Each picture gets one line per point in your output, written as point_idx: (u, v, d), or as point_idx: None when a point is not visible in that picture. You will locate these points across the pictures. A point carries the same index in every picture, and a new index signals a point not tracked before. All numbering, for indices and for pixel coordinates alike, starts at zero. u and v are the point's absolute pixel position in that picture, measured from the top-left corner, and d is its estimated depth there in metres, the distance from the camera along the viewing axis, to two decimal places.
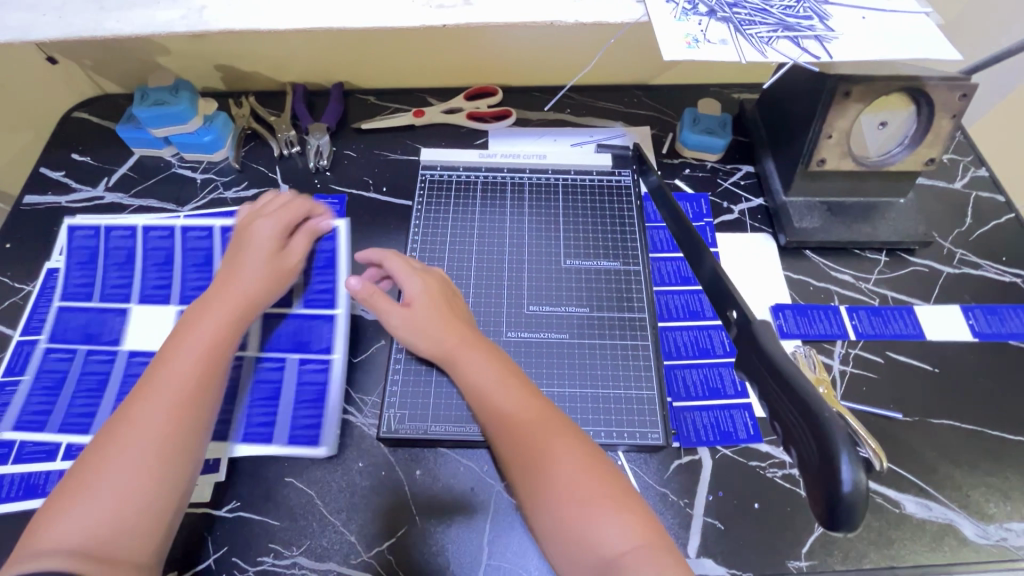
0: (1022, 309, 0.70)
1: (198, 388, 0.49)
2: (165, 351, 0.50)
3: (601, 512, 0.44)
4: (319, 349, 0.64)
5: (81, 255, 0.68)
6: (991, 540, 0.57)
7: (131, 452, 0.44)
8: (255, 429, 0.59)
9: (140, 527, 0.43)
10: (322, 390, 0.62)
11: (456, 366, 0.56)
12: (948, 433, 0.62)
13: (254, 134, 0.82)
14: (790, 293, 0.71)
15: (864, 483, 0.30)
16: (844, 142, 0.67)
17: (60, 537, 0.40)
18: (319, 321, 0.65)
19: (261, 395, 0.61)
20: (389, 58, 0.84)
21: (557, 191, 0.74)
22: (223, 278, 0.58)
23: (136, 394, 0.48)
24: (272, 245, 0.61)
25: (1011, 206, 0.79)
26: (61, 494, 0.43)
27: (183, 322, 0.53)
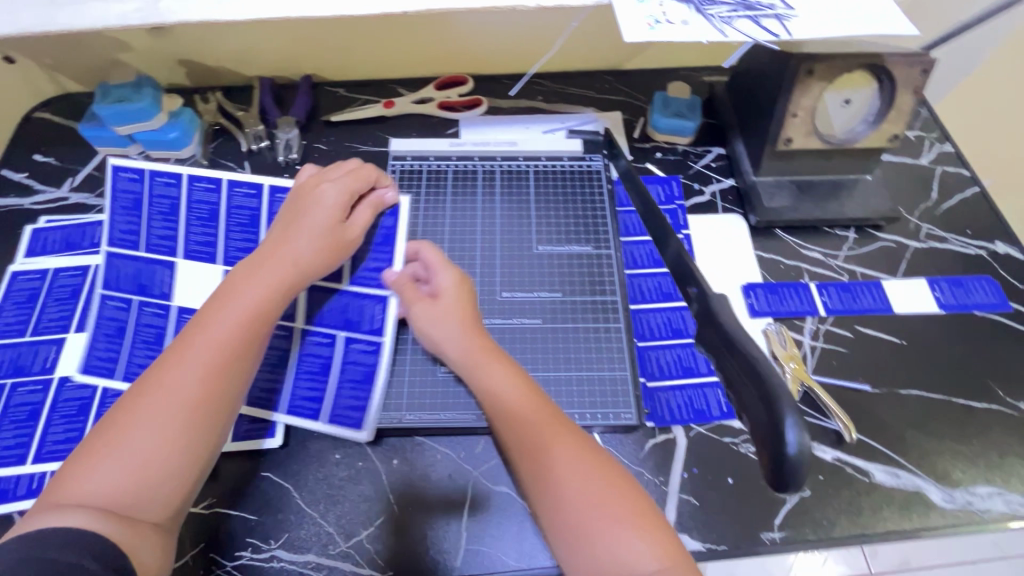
0: (985, 280, 0.72)
1: (231, 366, 0.46)
2: (203, 318, 0.47)
3: (623, 529, 0.43)
4: (366, 330, 0.61)
5: (126, 200, 0.63)
6: (957, 504, 0.58)
7: (159, 420, 0.42)
8: (299, 402, 0.59)
9: (161, 498, 0.41)
10: (370, 373, 0.60)
11: (478, 370, 0.53)
12: (915, 402, 0.64)
13: (222, 130, 0.81)
14: (761, 272, 0.72)
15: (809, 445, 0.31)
16: (809, 120, 0.68)
17: (84, 495, 0.40)
18: (369, 300, 0.62)
19: (307, 368, 0.60)
20: (357, 48, 0.83)
21: (528, 178, 0.75)
22: (275, 241, 0.54)
23: (169, 358, 0.45)
24: (334, 214, 0.57)
25: (975, 180, 0.80)
26: (88, 449, 0.42)
27: (227, 282, 0.51)
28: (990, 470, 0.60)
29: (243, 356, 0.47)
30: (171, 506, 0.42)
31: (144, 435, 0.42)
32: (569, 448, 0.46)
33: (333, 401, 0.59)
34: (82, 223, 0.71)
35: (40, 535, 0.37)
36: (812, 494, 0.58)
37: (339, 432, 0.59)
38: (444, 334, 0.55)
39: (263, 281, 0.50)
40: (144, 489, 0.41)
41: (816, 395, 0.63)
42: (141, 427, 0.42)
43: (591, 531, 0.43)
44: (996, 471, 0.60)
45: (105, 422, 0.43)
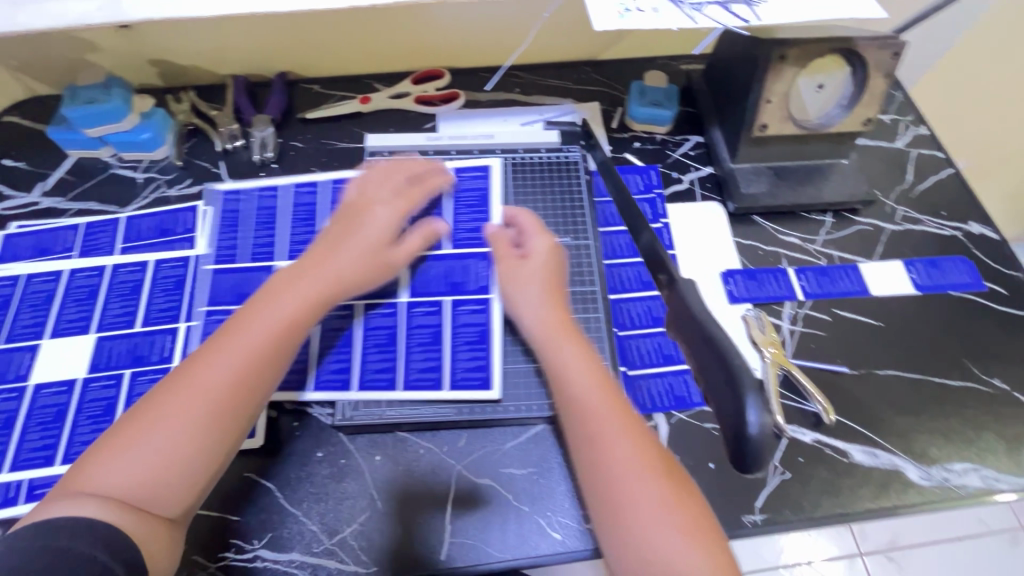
0: (960, 260, 0.73)
1: (258, 374, 0.49)
2: (235, 324, 0.51)
3: (682, 538, 0.42)
4: (475, 291, 0.65)
5: (228, 218, 0.70)
6: (934, 481, 0.59)
7: (183, 417, 0.46)
8: (417, 375, 0.61)
9: (175, 494, 0.45)
10: (484, 330, 0.63)
11: (549, 348, 0.54)
12: (891, 383, 0.64)
13: (196, 130, 0.80)
14: (739, 259, 0.73)
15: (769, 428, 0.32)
16: (784, 106, 0.68)
17: (102, 484, 0.43)
18: (472, 258, 0.66)
19: (419, 340, 0.62)
20: (331, 45, 0.82)
21: (505, 170, 0.74)
22: (324, 253, 0.58)
23: (202, 359, 0.49)
24: (379, 235, 0.61)
25: (950, 162, 0.81)
26: (107, 443, 0.45)
27: (268, 289, 0.55)
28: (965, 447, 0.61)
29: (268, 365, 0.50)
30: (183, 503, 0.46)
31: (167, 432, 0.45)
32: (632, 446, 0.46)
33: (453, 367, 0.61)
34: (54, 227, 0.70)
35: (54, 524, 0.40)
36: (792, 476, 0.59)
37: (467, 395, 0.60)
38: (525, 301, 0.58)
39: (301, 293, 0.54)
40: (161, 483, 0.44)
41: (794, 378, 0.63)
42: (163, 421, 0.45)
43: (644, 533, 0.43)
44: (971, 448, 0.61)
45: (134, 411, 0.47)
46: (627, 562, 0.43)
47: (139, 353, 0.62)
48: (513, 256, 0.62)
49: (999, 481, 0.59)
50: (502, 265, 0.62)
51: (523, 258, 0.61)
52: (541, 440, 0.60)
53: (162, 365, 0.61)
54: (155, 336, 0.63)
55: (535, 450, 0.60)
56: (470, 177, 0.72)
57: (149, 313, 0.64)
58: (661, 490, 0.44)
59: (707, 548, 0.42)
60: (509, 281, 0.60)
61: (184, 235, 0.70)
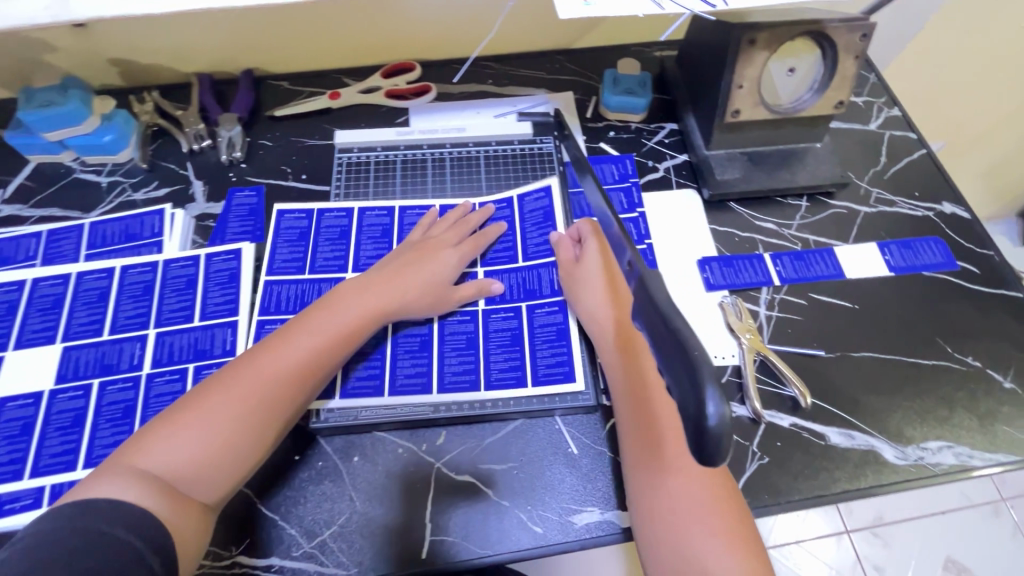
0: (933, 241, 0.73)
1: (305, 377, 0.54)
2: (299, 328, 0.56)
3: (719, 542, 0.47)
4: (548, 295, 0.66)
5: (290, 234, 0.69)
6: (909, 461, 0.60)
7: (236, 407, 0.50)
8: (499, 375, 0.61)
9: (217, 481, 0.48)
10: (563, 329, 0.64)
11: (604, 348, 0.60)
12: (866, 364, 0.65)
13: (161, 131, 0.79)
14: (716, 246, 0.73)
15: (731, 416, 0.28)
16: (755, 91, 0.68)
17: (153, 463, 0.47)
18: (544, 267, 0.68)
19: (498, 342, 0.63)
20: (296, 40, 0.80)
21: (478, 164, 0.76)
22: (388, 273, 0.62)
23: (259, 357, 0.54)
24: (443, 268, 0.64)
25: (923, 142, 0.81)
26: (171, 420, 0.50)
27: (330, 297, 0.60)
28: (939, 425, 0.62)
29: (316, 370, 0.55)
30: (220, 492, 0.49)
31: (219, 418, 0.50)
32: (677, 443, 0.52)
33: (534, 365, 0.62)
34: (15, 235, 0.68)
35: (96, 504, 0.43)
36: (770, 460, 0.59)
37: (554, 389, 0.61)
38: (583, 302, 0.62)
39: (357, 305, 0.59)
40: (206, 469, 0.48)
41: (771, 362, 0.63)
42: (214, 408, 0.50)
43: (684, 530, 0.48)
44: (945, 426, 0.62)
45: (193, 395, 0.52)
46: (659, 552, 0.48)
47: (107, 361, 0.60)
48: (574, 259, 0.65)
49: (973, 458, 0.60)
50: (564, 271, 0.65)
51: (580, 262, 0.64)
52: (521, 435, 0.60)
53: (132, 373, 0.60)
54: (124, 343, 0.61)
55: (515, 444, 0.60)
56: (534, 198, 0.72)
57: (116, 321, 0.63)
58: (702, 493, 0.49)
59: (742, 554, 0.46)
60: (569, 284, 0.64)
61: (151, 239, 0.68)
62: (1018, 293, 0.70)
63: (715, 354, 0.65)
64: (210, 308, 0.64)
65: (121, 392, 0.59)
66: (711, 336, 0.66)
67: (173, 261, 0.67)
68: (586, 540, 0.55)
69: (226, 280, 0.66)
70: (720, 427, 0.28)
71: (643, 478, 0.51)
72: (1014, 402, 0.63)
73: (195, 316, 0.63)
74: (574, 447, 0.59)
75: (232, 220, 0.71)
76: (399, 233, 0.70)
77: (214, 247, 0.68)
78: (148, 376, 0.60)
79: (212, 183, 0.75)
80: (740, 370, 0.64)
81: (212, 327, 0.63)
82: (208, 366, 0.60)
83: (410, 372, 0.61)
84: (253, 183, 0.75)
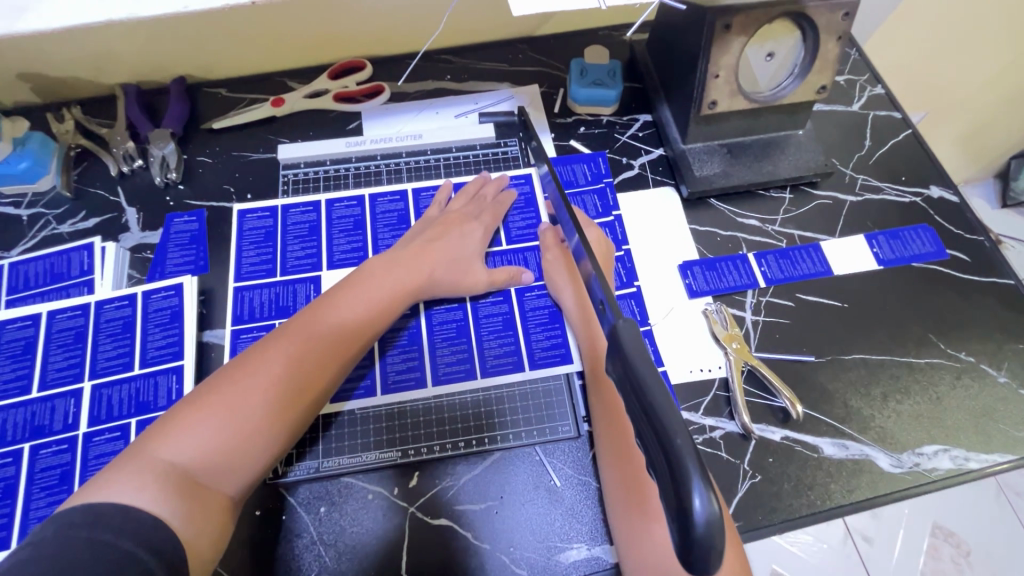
0: (921, 228, 0.70)
1: (336, 358, 0.52)
2: (329, 305, 0.54)
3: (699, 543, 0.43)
4: (536, 280, 0.65)
5: (255, 237, 0.66)
6: (906, 468, 0.57)
7: (267, 388, 0.47)
8: (494, 362, 0.60)
9: (242, 471, 0.46)
10: (555, 311, 0.63)
11: (587, 333, 0.58)
12: (858, 367, 0.62)
13: (85, 152, 0.71)
14: (697, 247, 0.68)
15: (721, 513, 0.25)
16: (732, 80, 0.62)
17: (173, 456, 0.43)
18: (530, 250, 0.67)
19: (491, 327, 0.62)
20: (229, 44, 0.72)
21: (438, 173, 0.71)
22: (413, 249, 0.60)
23: (288, 334, 0.51)
24: (468, 245, 0.63)
25: (907, 122, 0.77)
26: (194, 402, 0.46)
27: (355, 274, 0.58)
28: (935, 428, 0.59)
29: (346, 350, 0.53)
30: (241, 486, 0.46)
31: (248, 401, 0.46)
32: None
33: (529, 348, 0.61)
34: None
35: (104, 510, 0.37)
36: (762, 478, 0.56)
37: (550, 371, 0.60)
38: (565, 294, 0.61)
39: (384, 283, 0.57)
40: (233, 458, 0.45)
41: (760, 374, 0.60)
42: (244, 388, 0.46)
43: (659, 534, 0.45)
44: (940, 428, 0.59)
45: (217, 375, 0.48)
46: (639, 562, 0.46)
47: (38, 423, 0.55)
48: (557, 256, 0.64)
49: (970, 460, 0.58)
50: (546, 255, 0.64)
51: (562, 263, 0.63)
52: (500, 470, 0.56)
53: (67, 434, 0.54)
54: (56, 400, 0.56)
55: (493, 480, 0.56)
56: (515, 185, 0.71)
57: (46, 375, 0.57)
58: None
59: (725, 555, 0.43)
60: (552, 280, 0.63)
61: (81, 278, 0.62)
62: (1010, 280, 0.67)
63: (702, 367, 0.61)
64: (151, 353, 0.58)
65: (56, 456, 0.53)
66: (697, 346, 0.62)
67: (106, 302, 0.60)
68: None
69: (168, 320, 0.60)
70: (710, 526, 0.24)
71: (627, 520, 0.48)
72: (1008, 398, 0.61)
73: (134, 364, 0.58)
74: (556, 479, 0.55)
75: (172, 249, 0.65)
76: (373, 223, 0.67)
77: (153, 283, 0.62)
78: (85, 436, 0.54)
79: (147, 208, 0.68)
80: (727, 383, 0.60)
81: (154, 375, 0.57)
82: (152, 420, 0.55)
83: (376, 412, 0.58)
84: (194, 206, 0.68)
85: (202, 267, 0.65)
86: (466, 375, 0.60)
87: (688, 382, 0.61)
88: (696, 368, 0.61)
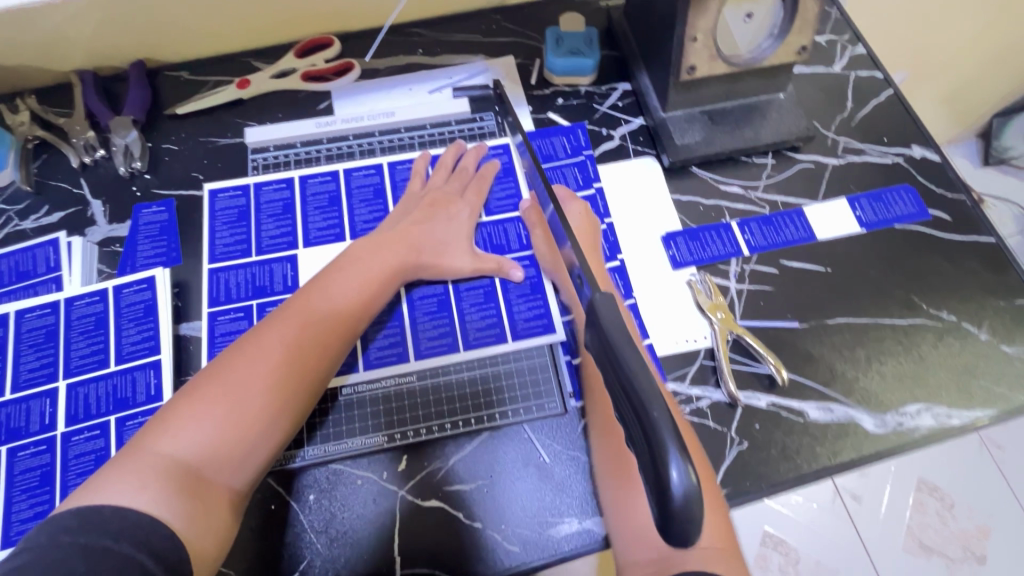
0: (903, 190, 0.70)
1: (334, 343, 0.51)
2: (319, 290, 0.52)
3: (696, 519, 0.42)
4: (517, 250, 0.64)
5: (228, 215, 0.64)
6: (889, 428, 0.58)
7: (266, 376, 0.46)
8: (476, 335, 0.60)
9: (246, 462, 0.45)
10: (537, 283, 0.62)
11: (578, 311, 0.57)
12: (842, 330, 0.62)
13: (44, 144, 0.68)
14: (680, 218, 0.68)
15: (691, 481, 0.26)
16: (711, 43, 0.60)
17: (171, 452, 0.42)
18: (509, 222, 0.65)
19: (473, 301, 0.61)
20: (188, 24, 0.68)
21: (413, 150, 0.69)
22: (401, 229, 0.59)
23: (283, 320, 0.50)
24: (456, 225, 0.62)
25: (889, 82, 0.76)
26: (191, 394, 0.45)
27: (342, 257, 0.56)
28: (918, 387, 0.60)
29: (339, 337, 0.51)
30: (245, 479, 0.45)
31: (246, 390, 0.45)
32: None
33: (512, 320, 0.60)
34: None
35: (101, 514, 0.37)
36: (749, 445, 0.57)
37: (534, 342, 0.60)
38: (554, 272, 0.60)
39: (374, 266, 0.56)
40: (235, 449, 0.44)
41: (745, 342, 0.60)
42: (242, 378, 0.46)
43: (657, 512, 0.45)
44: (922, 387, 0.60)
45: (211, 367, 0.47)
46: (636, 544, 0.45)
47: (14, 425, 0.54)
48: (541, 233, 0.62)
49: (952, 417, 0.59)
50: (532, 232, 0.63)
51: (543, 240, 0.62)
52: (489, 450, 0.56)
53: (44, 435, 0.53)
54: (30, 402, 0.55)
55: (481, 460, 0.55)
56: (492, 155, 0.69)
57: (18, 376, 0.56)
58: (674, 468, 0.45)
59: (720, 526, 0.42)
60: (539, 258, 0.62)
61: (48, 275, 0.60)
62: (991, 237, 0.67)
63: (687, 338, 0.61)
64: (126, 349, 0.57)
65: (34, 457, 0.53)
66: (682, 317, 0.62)
67: (75, 299, 0.59)
68: (565, 553, 0.52)
69: (141, 315, 0.58)
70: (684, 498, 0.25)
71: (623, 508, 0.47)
72: (989, 355, 0.61)
73: (110, 361, 0.56)
74: (545, 455, 0.55)
75: (142, 242, 0.63)
76: (349, 199, 0.66)
77: (123, 277, 0.60)
78: (63, 436, 0.53)
79: (112, 200, 0.66)
80: (713, 352, 0.60)
81: (131, 371, 0.56)
82: (132, 417, 0.54)
83: (362, 397, 0.57)
84: (162, 196, 0.66)
85: (174, 258, 0.63)
86: (450, 351, 0.59)
87: (673, 353, 0.61)
88: (681, 339, 0.61)
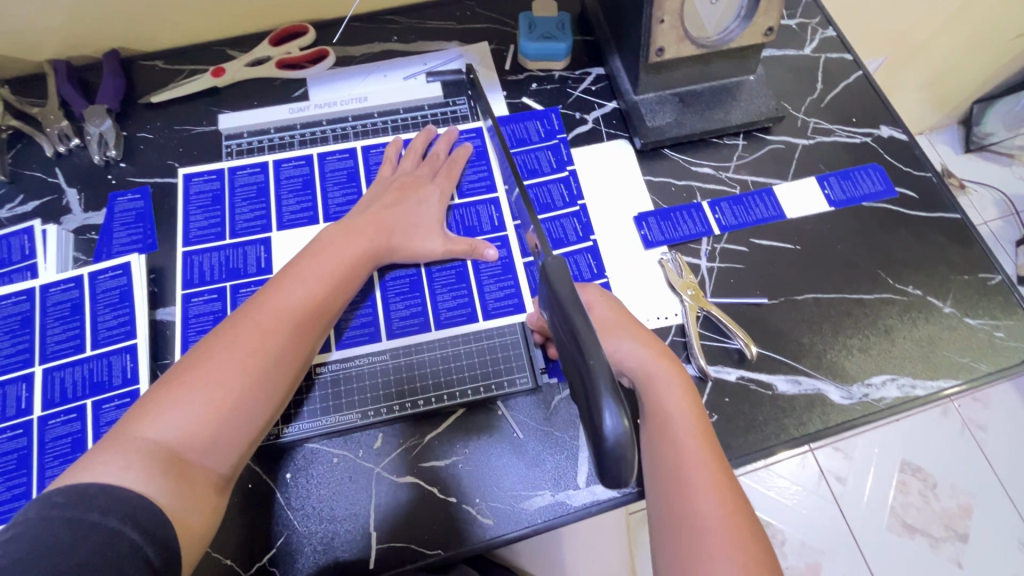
0: (871, 168, 0.71)
1: (311, 330, 0.52)
2: (294, 276, 0.53)
3: None
4: (489, 233, 0.65)
5: (203, 199, 0.65)
6: (855, 399, 0.59)
7: (246, 362, 0.47)
8: (448, 315, 0.61)
9: (232, 446, 0.45)
10: (508, 263, 0.63)
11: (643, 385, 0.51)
12: (811, 306, 0.63)
13: (17, 134, 0.68)
14: (652, 198, 0.69)
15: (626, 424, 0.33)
16: (678, 24, 0.60)
17: (159, 433, 0.42)
18: (482, 204, 0.66)
19: (445, 282, 0.62)
20: (161, 13, 0.68)
21: (386, 134, 0.70)
22: (373, 214, 0.59)
23: (260, 307, 0.50)
24: (426, 209, 0.63)
25: (859, 64, 0.77)
26: (172, 381, 0.45)
27: (314, 243, 0.56)
28: (884, 359, 0.61)
29: (314, 324, 0.52)
30: (230, 463, 0.46)
31: (226, 375, 0.46)
32: (723, 520, 0.43)
33: (483, 299, 0.61)
34: None
35: (86, 491, 0.37)
36: (719, 417, 0.58)
37: (505, 320, 0.61)
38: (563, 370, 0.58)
39: (347, 251, 0.56)
40: (219, 432, 0.44)
41: (715, 318, 0.61)
42: (222, 363, 0.46)
43: None
44: (887, 359, 0.61)
45: (193, 352, 0.47)
46: None
47: None
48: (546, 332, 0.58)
49: (916, 387, 0.60)
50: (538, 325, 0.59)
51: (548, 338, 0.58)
52: (466, 430, 0.57)
53: (20, 419, 0.54)
54: (7, 387, 0.55)
55: (456, 440, 0.56)
56: (464, 139, 0.70)
57: None
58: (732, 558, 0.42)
59: None
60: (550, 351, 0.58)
61: (23, 263, 0.60)
62: (956, 214, 0.69)
63: (658, 314, 0.62)
64: (102, 334, 0.57)
65: (11, 441, 0.53)
66: (653, 294, 0.63)
67: (51, 286, 0.59)
68: (538, 525, 0.53)
69: (117, 300, 0.59)
70: (616, 434, 0.33)
71: None
72: (954, 327, 0.63)
73: (86, 345, 0.57)
74: (520, 433, 0.56)
75: (118, 229, 0.63)
76: (322, 182, 0.66)
77: (99, 264, 0.60)
78: (40, 419, 0.54)
79: (88, 188, 0.66)
80: (683, 328, 0.62)
81: (107, 355, 0.56)
82: (108, 400, 0.55)
83: (337, 382, 0.58)
84: (137, 184, 0.66)
85: (150, 245, 0.63)
86: (421, 329, 0.60)
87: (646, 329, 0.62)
88: (653, 316, 0.62)
